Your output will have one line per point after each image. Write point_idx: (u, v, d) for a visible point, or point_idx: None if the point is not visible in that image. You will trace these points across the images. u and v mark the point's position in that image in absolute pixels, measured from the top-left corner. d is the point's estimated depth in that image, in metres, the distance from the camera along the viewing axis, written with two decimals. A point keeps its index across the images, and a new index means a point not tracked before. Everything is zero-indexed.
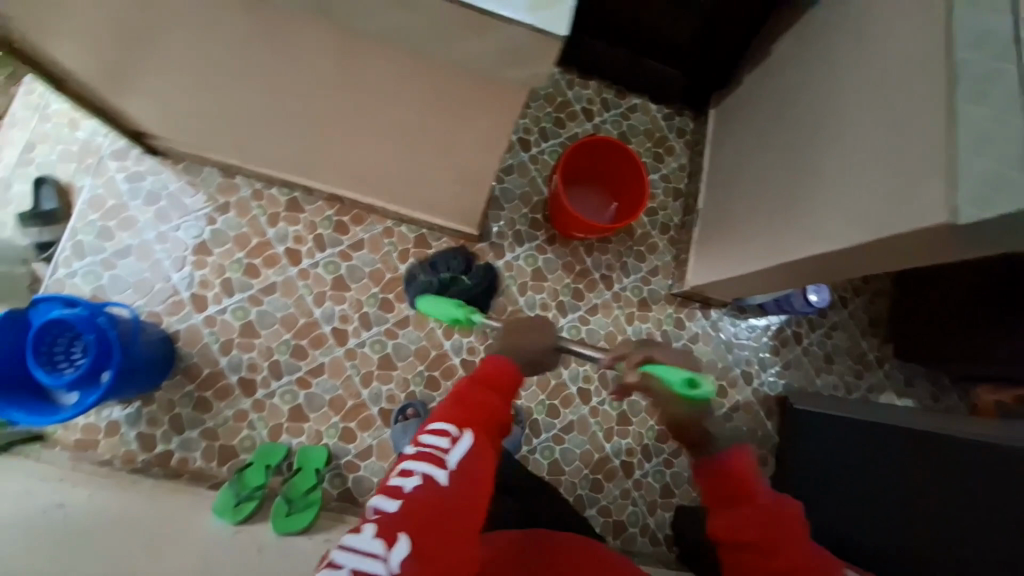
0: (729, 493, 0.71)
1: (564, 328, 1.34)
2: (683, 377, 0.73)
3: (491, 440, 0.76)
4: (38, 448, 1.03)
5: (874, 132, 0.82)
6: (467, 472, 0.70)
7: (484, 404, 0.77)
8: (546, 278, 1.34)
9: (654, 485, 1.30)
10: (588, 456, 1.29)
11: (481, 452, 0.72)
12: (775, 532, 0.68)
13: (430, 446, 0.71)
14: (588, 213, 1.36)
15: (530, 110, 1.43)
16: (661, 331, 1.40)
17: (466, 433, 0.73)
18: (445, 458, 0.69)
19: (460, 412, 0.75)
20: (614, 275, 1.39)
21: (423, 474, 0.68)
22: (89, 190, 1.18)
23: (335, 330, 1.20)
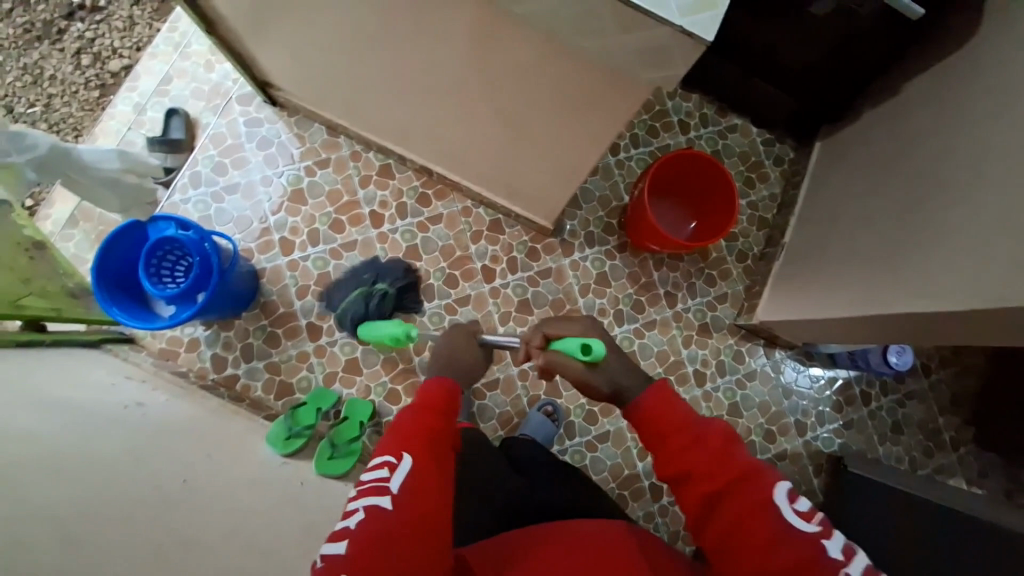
0: (655, 432, 0.72)
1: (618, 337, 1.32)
2: (577, 343, 0.77)
3: (441, 456, 0.76)
4: (127, 349, 1.12)
5: (1022, 195, 0.75)
6: (414, 493, 0.70)
7: (416, 429, 0.76)
8: (609, 284, 1.33)
9: (681, 514, 1.26)
10: (618, 471, 1.27)
11: (425, 477, 0.72)
12: (700, 450, 0.67)
13: (371, 482, 0.70)
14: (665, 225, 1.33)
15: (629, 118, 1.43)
16: (717, 360, 1.36)
17: (404, 457, 0.72)
18: (385, 488, 0.69)
19: (394, 441, 0.75)
20: (679, 295, 1.36)
21: (366, 509, 0.67)
22: (212, 127, 1.27)
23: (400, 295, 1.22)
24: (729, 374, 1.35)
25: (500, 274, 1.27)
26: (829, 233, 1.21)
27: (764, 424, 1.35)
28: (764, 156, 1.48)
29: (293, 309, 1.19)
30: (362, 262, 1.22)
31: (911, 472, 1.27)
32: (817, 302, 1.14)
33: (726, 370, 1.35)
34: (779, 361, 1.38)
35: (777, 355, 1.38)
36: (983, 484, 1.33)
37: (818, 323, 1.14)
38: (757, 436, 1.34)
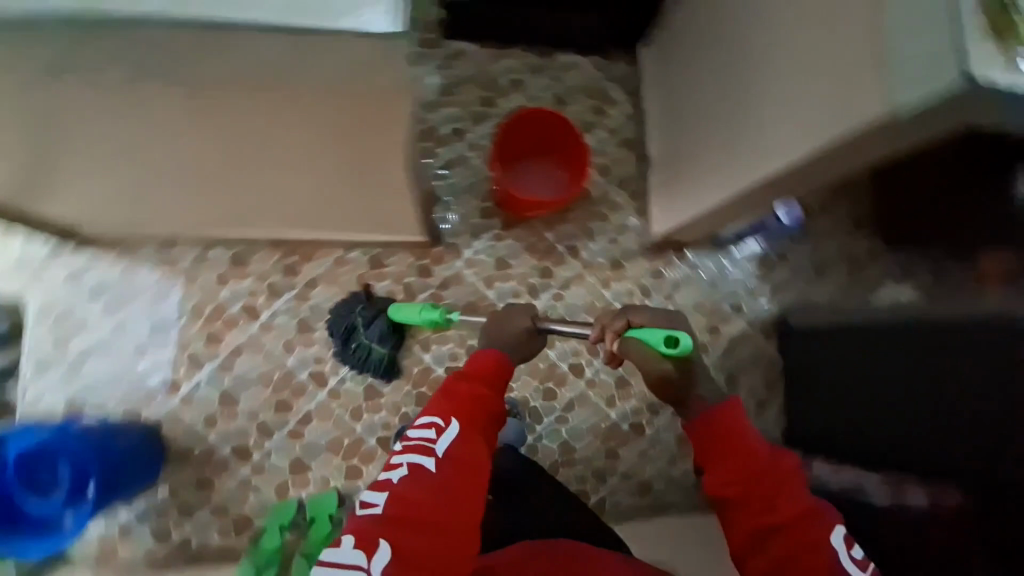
0: (721, 446, 0.72)
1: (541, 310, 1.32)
2: (662, 335, 0.76)
3: (487, 430, 0.74)
4: (52, 566, 1.02)
5: (807, 32, 0.76)
6: (458, 463, 0.69)
7: (466, 394, 0.75)
8: (511, 266, 1.31)
9: (671, 438, 1.29)
10: (598, 430, 1.28)
11: (470, 444, 0.71)
12: (781, 481, 0.68)
13: (416, 440, 0.70)
14: (520, 180, 1.28)
15: (464, 98, 1.38)
16: (640, 287, 1.38)
17: (453, 422, 0.71)
18: (431, 448, 0.69)
19: (445, 404, 0.74)
20: (580, 244, 1.36)
21: (410, 465, 0.68)
22: (32, 302, 1.13)
23: (313, 374, 1.16)
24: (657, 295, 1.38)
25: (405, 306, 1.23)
26: (688, 130, 1.21)
27: (708, 321, 1.39)
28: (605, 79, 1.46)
29: (216, 439, 1.11)
30: (335, 321, 1.16)
31: (845, 303, 1.35)
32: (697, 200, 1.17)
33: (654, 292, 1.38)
34: (698, 262, 1.41)
35: (694, 256, 1.40)
36: (911, 285, 1.40)
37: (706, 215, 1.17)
38: (703, 340, 1.38)
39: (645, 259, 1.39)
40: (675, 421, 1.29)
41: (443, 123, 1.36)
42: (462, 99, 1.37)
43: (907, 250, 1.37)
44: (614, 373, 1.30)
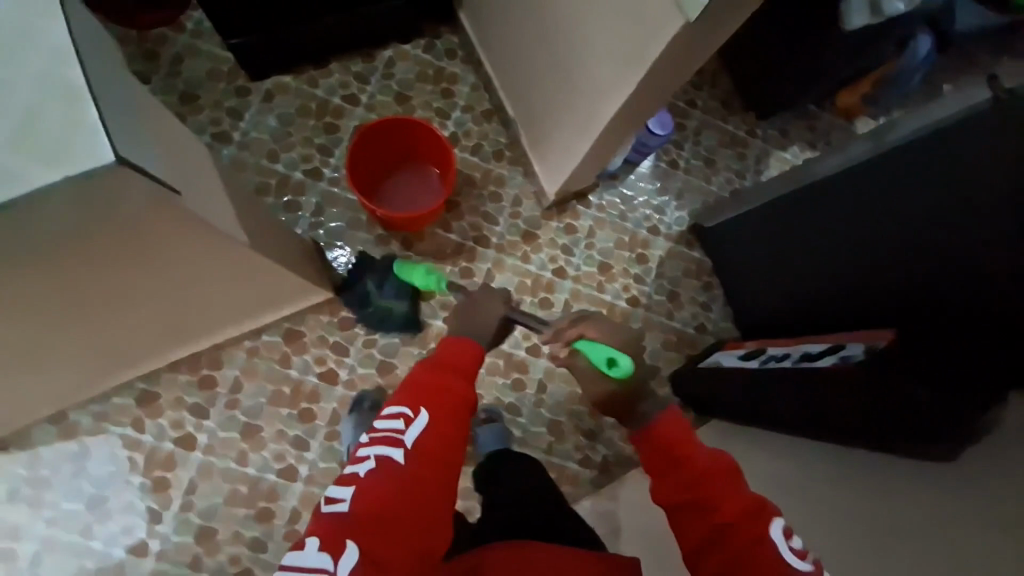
0: (663, 458, 0.67)
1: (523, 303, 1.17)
2: (605, 356, 0.75)
3: (465, 421, 0.69)
4: None
5: None
6: (427, 455, 0.64)
7: (440, 382, 0.69)
8: (487, 236, 1.18)
9: None
10: (577, 423, 1.15)
11: (445, 436, 0.66)
12: (723, 482, 0.63)
13: (384, 431, 0.65)
14: (394, 200, 1.11)
15: (327, 69, 1.19)
16: (631, 277, 1.21)
17: (421, 412, 0.66)
18: (399, 440, 0.64)
19: (411, 391, 0.68)
20: (568, 226, 1.21)
21: (377, 458, 0.63)
22: None
23: (251, 366, 1.02)
24: (633, 273, 1.21)
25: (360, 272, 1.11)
26: (526, 20, 0.96)
27: (696, 309, 1.21)
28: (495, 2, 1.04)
29: (145, 446, 0.97)
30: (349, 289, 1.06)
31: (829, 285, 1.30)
32: (599, 155, 1.01)
33: (641, 277, 1.21)
34: (673, 219, 1.24)
35: (674, 213, 1.25)
36: None
37: (591, 156, 1.00)
38: (687, 329, 1.20)
39: (617, 235, 1.22)
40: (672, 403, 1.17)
41: (276, 105, 1.16)
42: (363, 64, 1.21)
43: (777, 113, 1.27)
44: None
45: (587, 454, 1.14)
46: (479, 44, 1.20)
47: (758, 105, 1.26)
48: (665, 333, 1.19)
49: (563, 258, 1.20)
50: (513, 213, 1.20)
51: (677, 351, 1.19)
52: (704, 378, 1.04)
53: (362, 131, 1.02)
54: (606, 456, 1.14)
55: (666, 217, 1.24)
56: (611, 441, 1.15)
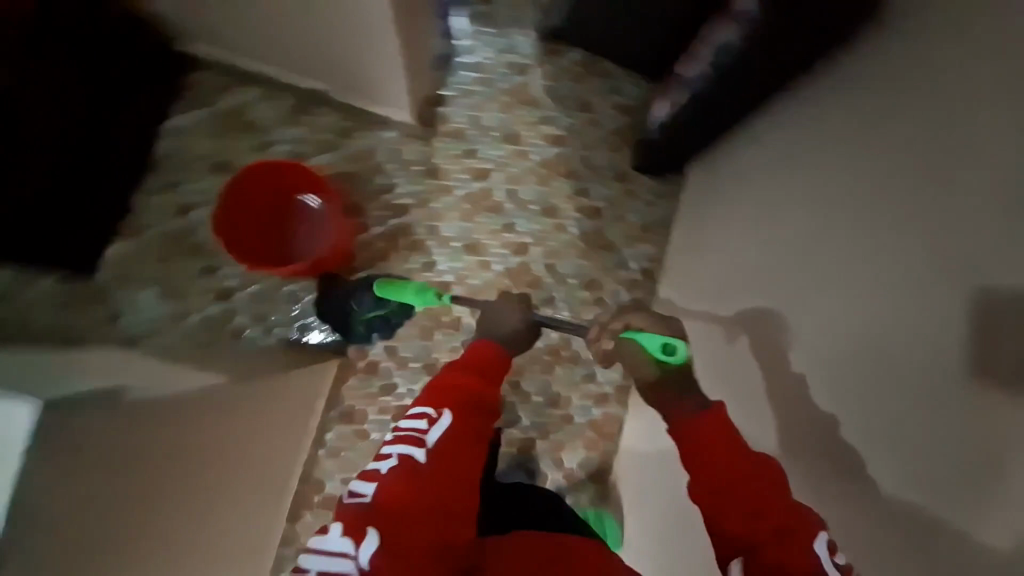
0: (701, 452, 0.62)
1: (482, 224, 1.15)
2: (659, 342, 0.73)
3: (481, 421, 0.71)
4: None
5: None
6: (447, 453, 0.66)
7: (456, 385, 0.71)
8: (405, 203, 1.12)
9: (662, 203, 1.19)
10: (604, 268, 1.18)
11: (462, 438, 0.68)
12: (773, 490, 0.57)
13: (408, 430, 0.68)
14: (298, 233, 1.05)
15: (142, 205, 1.07)
16: (538, 124, 1.18)
17: (444, 413, 0.68)
18: (421, 440, 0.66)
19: (434, 393, 0.71)
20: (454, 133, 1.15)
21: (399, 456, 0.66)
22: None
23: (346, 461, 1.04)
24: (538, 121, 1.18)
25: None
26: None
27: (609, 100, 1.19)
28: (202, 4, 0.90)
29: None
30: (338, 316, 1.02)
31: None
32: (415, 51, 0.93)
33: (545, 118, 1.18)
34: (526, 48, 1.18)
35: (522, 42, 1.18)
36: None
37: (411, 56, 0.92)
38: (617, 121, 1.19)
39: (498, 104, 1.17)
40: (652, 187, 1.20)
41: (138, 275, 1.06)
42: (163, 174, 1.08)
43: None
44: (573, 206, 1.18)
45: (630, 280, 1.18)
46: (232, 57, 1.05)
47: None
48: (603, 140, 1.19)
49: (477, 162, 1.16)
50: (404, 166, 1.13)
51: (624, 145, 1.19)
52: (667, 158, 1.10)
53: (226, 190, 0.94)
54: (644, 269, 1.18)
55: (518, 52, 1.18)
56: (638, 255, 1.18)
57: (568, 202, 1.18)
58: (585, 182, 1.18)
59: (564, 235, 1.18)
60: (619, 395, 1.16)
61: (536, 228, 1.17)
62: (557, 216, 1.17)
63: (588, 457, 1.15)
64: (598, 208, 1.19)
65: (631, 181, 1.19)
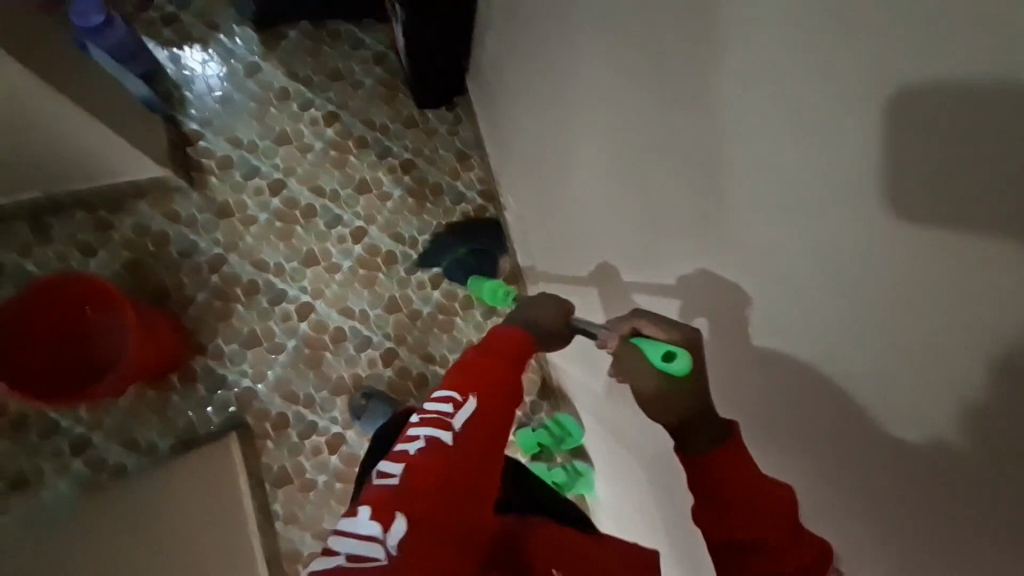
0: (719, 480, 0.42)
1: (306, 233, 1.09)
2: (662, 349, 0.47)
3: (515, 408, 0.52)
4: None
5: None
6: (482, 440, 0.48)
7: (486, 362, 0.53)
8: (214, 255, 1.03)
9: (462, 126, 1.19)
10: (445, 210, 1.16)
11: (496, 424, 0.50)
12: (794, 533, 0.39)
13: (435, 411, 0.49)
14: (104, 337, 0.89)
15: None
16: (304, 113, 1.11)
17: (472, 397, 0.50)
18: (450, 422, 0.48)
19: (466, 369, 0.52)
20: (226, 163, 1.07)
21: (427, 438, 0.47)
22: None
23: (309, 520, 0.99)
24: (299, 110, 1.11)
25: (226, 402, 0.99)
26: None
27: (359, 55, 1.14)
28: None
29: None
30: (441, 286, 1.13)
31: None
32: (102, 101, 0.83)
33: (308, 103, 1.12)
34: (243, 45, 1.10)
35: (237, 42, 1.10)
36: None
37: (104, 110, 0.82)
38: (375, 72, 1.14)
39: (250, 114, 1.09)
40: (445, 115, 1.18)
41: None
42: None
43: None
44: (383, 170, 1.14)
45: (473, 207, 1.18)
46: None
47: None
48: (373, 97, 1.14)
49: (263, 179, 1.08)
50: (190, 223, 1.03)
51: (396, 92, 1.16)
52: (431, 74, 1.10)
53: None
54: (479, 191, 1.18)
55: (240, 53, 1.10)
56: (468, 181, 1.18)
57: (376, 169, 1.14)
58: (381, 142, 1.14)
59: (390, 201, 1.14)
60: None
61: (358, 208, 1.12)
62: (375, 187, 1.13)
63: (528, 380, 1.21)
64: (407, 161, 1.16)
65: (420, 120, 1.17)
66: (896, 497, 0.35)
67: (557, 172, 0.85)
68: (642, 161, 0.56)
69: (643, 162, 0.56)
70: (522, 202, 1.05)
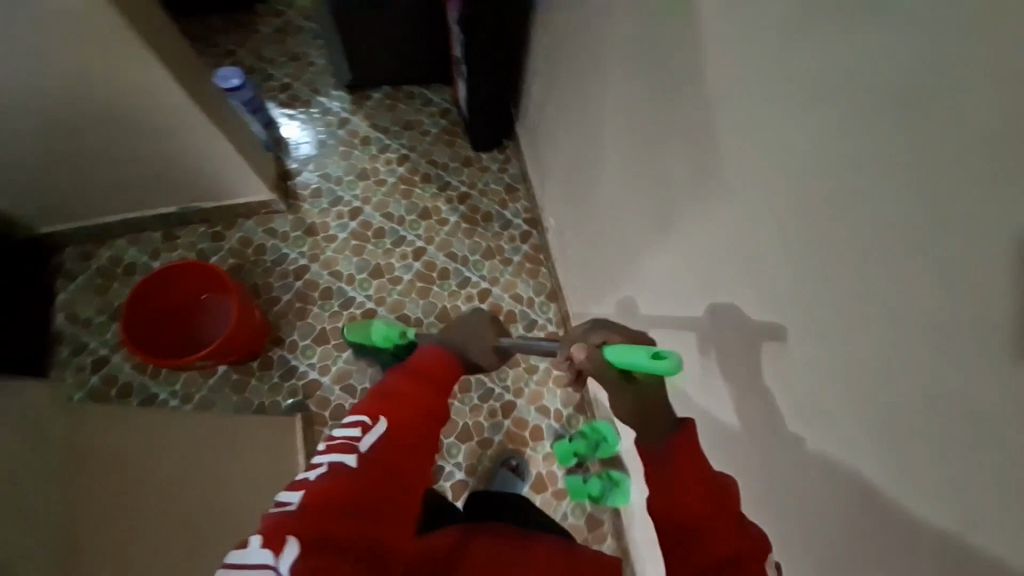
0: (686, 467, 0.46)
1: (374, 248, 1.26)
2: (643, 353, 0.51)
3: (426, 435, 0.62)
4: None
5: None
6: (387, 462, 0.56)
7: (400, 394, 0.63)
8: (300, 265, 1.21)
9: (511, 165, 1.37)
10: (495, 234, 1.30)
11: (401, 448, 0.58)
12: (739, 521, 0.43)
13: (340, 437, 0.57)
14: (216, 321, 1.06)
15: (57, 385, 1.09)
16: (382, 155, 1.34)
17: (381, 419, 0.59)
18: (355, 445, 0.56)
19: (380, 400, 0.62)
20: (317, 191, 1.29)
21: (331, 463, 0.54)
22: None
23: None
24: (377, 152, 1.34)
25: (293, 390, 1.10)
26: (55, 141, 0.92)
27: (426, 111, 1.39)
28: (54, 190, 1.03)
29: None
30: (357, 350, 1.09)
31: None
32: (237, 135, 1.05)
33: (385, 147, 1.35)
34: (339, 104, 1.37)
35: (334, 102, 1.38)
36: None
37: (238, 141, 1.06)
38: (440, 123, 1.38)
39: (338, 155, 1.33)
40: (498, 156, 1.38)
41: None
42: (65, 346, 1.11)
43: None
44: (443, 198, 1.32)
45: (519, 232, 1.31)
46: (93, 224, 1.14)
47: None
48: (437, 142, 1.37)
49: (344, 207, 1.28)
50: (284, 237, 1.23)
51: (456, 138, 1.38)
52: (484, 121, 1.30)
53: (127, 305, 0.97)
54: (525, 219, 1.32)
55: (336, 110, 1.37)
56: (516, 209, 1.33)
57: (435, 198, 1.32)
58: (442, 176, 1.34)
59: (446, 225, 1.30)
60: (562, 326, 1.22)
61: (419, 231, 1.29)
62: (435, 212, 1.31)
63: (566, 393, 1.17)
64: (462, 192, 1.33)
65: (475, 160, 1.37)
66: (754, 414, 0.55)
67: (591, 183, 0.96)
68: (653, 140, 0.68)
69: (654, 145, 0.68)
70: (563, 221, 1.15)
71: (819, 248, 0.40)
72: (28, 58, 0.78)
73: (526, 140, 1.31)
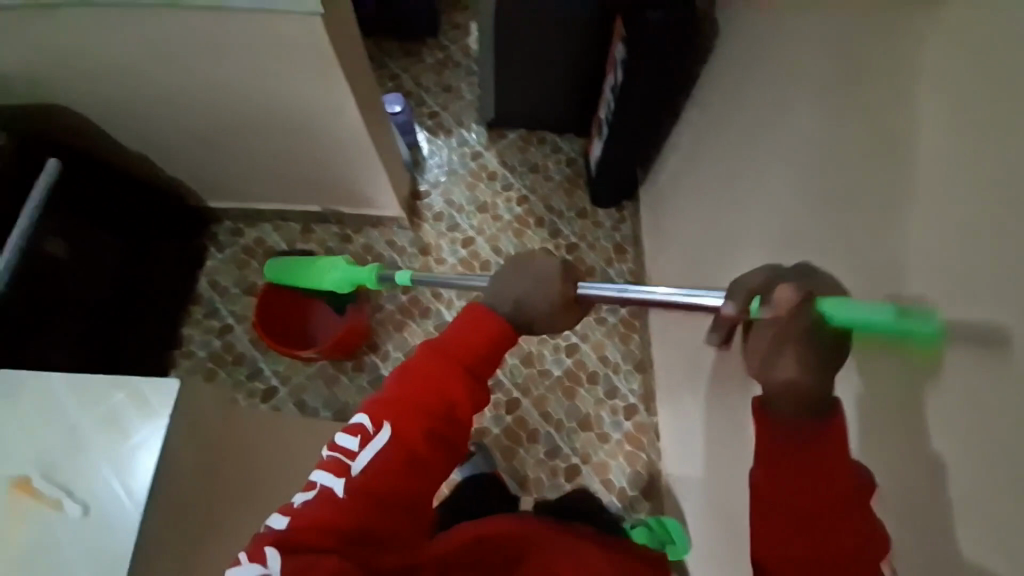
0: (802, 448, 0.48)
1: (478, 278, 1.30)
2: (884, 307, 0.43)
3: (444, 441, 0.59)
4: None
5: None
6: (389, 475, 0.56)
7: (418, 390, 0.58)
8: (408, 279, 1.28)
9: (626, 225, 1.36)
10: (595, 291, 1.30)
11: (407, 458, 0.57)
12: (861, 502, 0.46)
13: (336, 451, 0.56)
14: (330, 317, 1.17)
15: (187, 339, 1.24)
16: (504, 192, 1.40)
17: (384, 429, 0.57)
18: (348, 467, 0.55)
19: (398, 394, 0.58)
20: (439, 214, 1.37)
21: (322, 485, 0.55)
22: None
23: None
24: (500, 188, 1.40)
25: None
26: (245, 138, 1.08)
27: (554, 158, 1.43)
28: (230, 176, 1.20)
29: None
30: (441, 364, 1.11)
31: None
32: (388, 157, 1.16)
33: (508, 184, 1.41)
34: (476, 138, 1.46)
35: (472, 135, 1.46)
36: None
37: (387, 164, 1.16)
38: (565, 171, 1.42)
39: (465, 184, 1.41)
40: (614, 213, 1.38)
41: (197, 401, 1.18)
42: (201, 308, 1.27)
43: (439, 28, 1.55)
44: (552, 245, 1.35)
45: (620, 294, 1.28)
46: (249, 207, 1.30)
47: (423, 30, 1.54)
48: (558, 189, 1.40)
49: (460, 234, 1.35)
50: (401, 250, 1.32)
51: (577, 189, 1.40)
52: (609, 181, 1.31)
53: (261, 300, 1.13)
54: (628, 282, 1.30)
55: (472, 141, 1.45)
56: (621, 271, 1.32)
57: (545, 243, 1.35)
58: (556, 223, 1.37)
59: None
60: (644, 401, 1.18)
61: None
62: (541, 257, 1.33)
63: (634, 472, 1.12)
64: (571, 242, 1.35)
65: (591, 213, 1.38)
66: None
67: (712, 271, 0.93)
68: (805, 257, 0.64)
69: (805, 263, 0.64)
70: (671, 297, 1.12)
71: (1006, 458, 0.36)
72: (252, 76, 0.92)
73: (647, 205, 1.30)
